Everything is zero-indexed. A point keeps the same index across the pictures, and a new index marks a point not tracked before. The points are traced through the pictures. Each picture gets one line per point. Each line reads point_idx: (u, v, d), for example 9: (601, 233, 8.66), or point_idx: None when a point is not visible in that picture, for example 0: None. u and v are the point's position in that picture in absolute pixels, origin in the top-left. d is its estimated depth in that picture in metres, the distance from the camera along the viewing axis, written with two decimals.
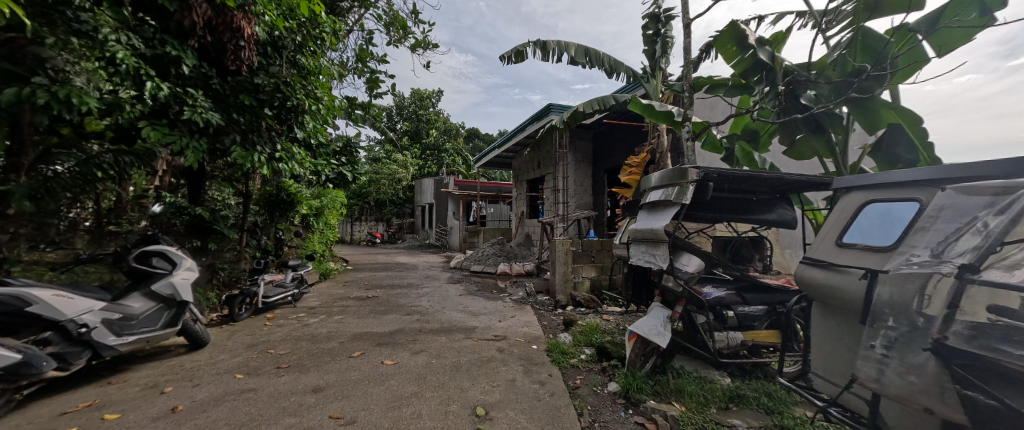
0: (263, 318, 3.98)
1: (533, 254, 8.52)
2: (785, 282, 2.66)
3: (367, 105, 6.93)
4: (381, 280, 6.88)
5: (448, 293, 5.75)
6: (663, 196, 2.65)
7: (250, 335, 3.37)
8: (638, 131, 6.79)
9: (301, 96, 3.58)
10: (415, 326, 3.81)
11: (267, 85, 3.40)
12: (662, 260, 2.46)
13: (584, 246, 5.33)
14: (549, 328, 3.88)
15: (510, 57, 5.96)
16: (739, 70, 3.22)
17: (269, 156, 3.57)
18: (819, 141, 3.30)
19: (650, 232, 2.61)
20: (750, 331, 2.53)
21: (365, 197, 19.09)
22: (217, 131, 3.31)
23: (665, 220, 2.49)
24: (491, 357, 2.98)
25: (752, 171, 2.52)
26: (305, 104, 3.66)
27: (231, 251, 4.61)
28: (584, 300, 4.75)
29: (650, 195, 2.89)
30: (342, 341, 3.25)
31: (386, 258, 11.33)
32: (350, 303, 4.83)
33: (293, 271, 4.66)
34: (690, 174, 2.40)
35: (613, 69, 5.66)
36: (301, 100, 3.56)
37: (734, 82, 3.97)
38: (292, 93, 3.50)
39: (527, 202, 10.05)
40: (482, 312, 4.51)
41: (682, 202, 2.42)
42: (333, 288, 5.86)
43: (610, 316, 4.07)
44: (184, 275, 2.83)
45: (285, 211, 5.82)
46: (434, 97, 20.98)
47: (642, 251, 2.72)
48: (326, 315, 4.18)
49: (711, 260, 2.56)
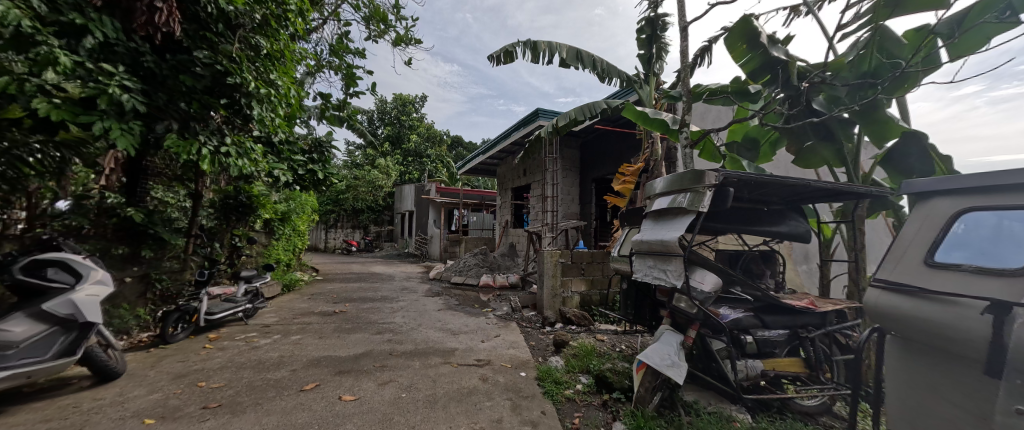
0: (204, 339, 3.40)
1: (518, 265, 8.11)
2: (809, 303, 2.33)
3: (343, 103, 6.45)
4: (353, 292, 6.32)
5: (426, 308, 5.26)
6: (673, 203, 2.32)
7: (181, 362, 2.82)
8: (628, 139, 6.56)
9: (249, 76, 3.02)
10: (385, 348, 3.33)
11: (208, 62, 2.89)
12: (675, 277, 2.10)
13: (573, 258, 4.98)
14: (537, 350, 3.47)
15: (497, 58, 5.66)
16: (748, 71, 2.94)
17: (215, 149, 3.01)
18: (827, 151, 2.98)
19: (660, 244, 2.25)
20: (770, 359, 2.20)
21: (342, 203, 18.28)
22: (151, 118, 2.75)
23: (679, 230, 2.13)
24: (473, 388, 2.54)
25: (778, 177, 2.15)
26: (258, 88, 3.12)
27: (172, 260, 4.06)
28: (575, 316, 4.37)
29: (656, 202, 2.57)
30: (294, 369, 2.75)
31: (362, 267, 10.69)
32: (313, 320, 4.28)
33: (247, 283, 4.09)
34: (708, 177, 2.08)
35: (606, 73, 5.40)
36: (253, 81, 3.00)
37: (734, 87, 3.72)
38: (235, 70, 2.92)
39: (512, 210, 9.67)
40: (463, 330, 4.06)
41: (699, 209, 2.08)
42: (297, 302, 5.27)
43: (605, 336, 3.70)
44: (91, 291, 2.31)
45: (245, 215, 5.23)
46: (418, 103, 20.52)
47: (648, 265, 2.38)
48: (282, 335, 3.63)
49: (728, 277, 2.21)
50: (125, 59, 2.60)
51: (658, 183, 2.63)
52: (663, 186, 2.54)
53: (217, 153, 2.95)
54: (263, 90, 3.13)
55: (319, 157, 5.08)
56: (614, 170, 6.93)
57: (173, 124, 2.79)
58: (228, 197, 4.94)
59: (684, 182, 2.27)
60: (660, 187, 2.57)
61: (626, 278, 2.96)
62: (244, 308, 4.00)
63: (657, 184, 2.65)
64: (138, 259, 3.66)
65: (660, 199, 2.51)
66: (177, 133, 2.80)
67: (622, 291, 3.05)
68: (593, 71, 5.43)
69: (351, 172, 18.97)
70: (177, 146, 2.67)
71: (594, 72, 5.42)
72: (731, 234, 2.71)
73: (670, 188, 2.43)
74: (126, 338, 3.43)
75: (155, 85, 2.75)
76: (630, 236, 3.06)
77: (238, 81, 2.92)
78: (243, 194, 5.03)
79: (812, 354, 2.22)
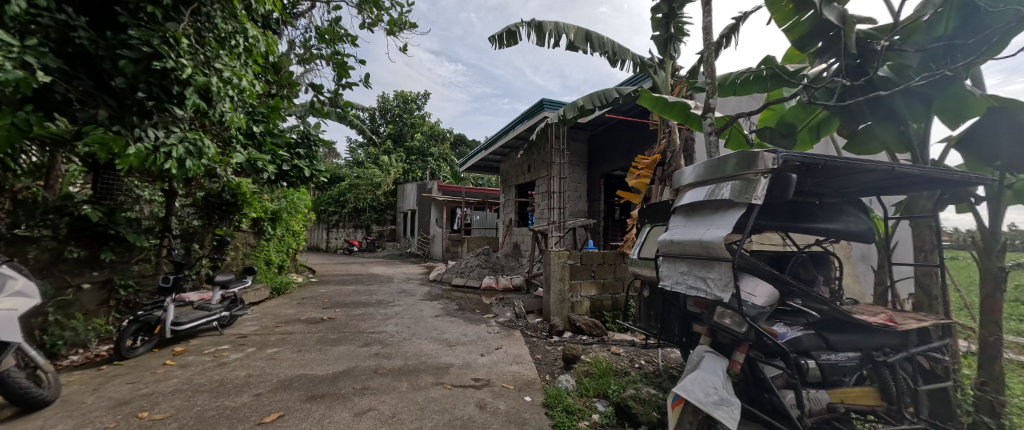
0: (169, 353, 3.02)
1: (522, 266, 7.69)
2: (886, 319, 1.86)
3: (336, 96, 6.05)
4: (347, 296, 5.94)
5: (423, 314, 4.87)
6: (710, 194, 1.90)
7: (131, 384, 2.43)
8: (641, 131, 6.11)
9: (185, 60, 2.61)
10: (371, 364, 2.93)
11: (139, 42, 2.54)
12: (717, 288, 1.68)
13: (582, 259, 4.56)
14: (544, 365, 3.06)
15: (499, 40, 5.26)
16: (794, 38, 2.47)
17: (154, 143, 2.67)
18: (886, 134, 2.53)
19: (699, 246, 1.79)
20: (837, 389, 1.75)
21: (344, 202, 18.03)
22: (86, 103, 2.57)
23: (726, 228, 1.67)
24: (467, 417, 2.12)
25: (855, 160, 1.64)
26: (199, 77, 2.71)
27: (143, 265, 3.70)
28: (586, 325, 3.93)
29: (687, 195, 2.14)
30: (259, 393, 2.34)
31: (362, 268, 10.36)
32: (298, 328, 3.90)
33: (222, 289, 3.71)
34: (762, 161, 1.63)
35: (617, 56, 4.96)
36: (188, 66, 2.57)
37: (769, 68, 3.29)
38: (166, 52, 2.52)
39: (516, 208, 9.23)
40: (462, 340, 3.65)
41: (750, 201, 1.64)
42: (284, 307, 4.90)
43: (620, 349, 3.28)
44: (7, 304, 1.92)
45: (228, 214, 4.89)
46: (420, 100, 20.17)
47: (679, 271, 1.95)
48: (257, 348, 3.24)
49: (785, 287, 1.76)
50: (50, 34, 2.36)
51: (689, 173, 2.19)
52: (696, 176, 2.10)
53: (154, 150, 2.61)
54: (205, 78, 2.69)
55: (306, 153, 4.65)
56: (625, 164, 6.46)
57: (101, 113, 2.55)
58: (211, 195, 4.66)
59: (727, 168, 1.84)
60: (693, 177, 2.14)
61: (651, 284, 2.53)
62: (219, 317, 3.63)
63: (687, 173, 2.22)
64: (99, 263, 3.29)
65: (694, 191, 2.08)
66: (102, 124, 2.55)
67: (644, 299, 2.63)
68: (603, 55, 4.99)
69: (353, 171, 18.69)
70: (97, 139, 2.38)
71: (605, 56, 4.98)
72: (779, 232, 2.26)
73: (708, 177, 1.99)
74: (82, 352, 3.09)
75: (84, 68, 2.55)
76: (654, 236, 2.62)
77: (168, 66, 2.51)
78: (227, 192, 4.69)
79: (893, 383, 1.75)
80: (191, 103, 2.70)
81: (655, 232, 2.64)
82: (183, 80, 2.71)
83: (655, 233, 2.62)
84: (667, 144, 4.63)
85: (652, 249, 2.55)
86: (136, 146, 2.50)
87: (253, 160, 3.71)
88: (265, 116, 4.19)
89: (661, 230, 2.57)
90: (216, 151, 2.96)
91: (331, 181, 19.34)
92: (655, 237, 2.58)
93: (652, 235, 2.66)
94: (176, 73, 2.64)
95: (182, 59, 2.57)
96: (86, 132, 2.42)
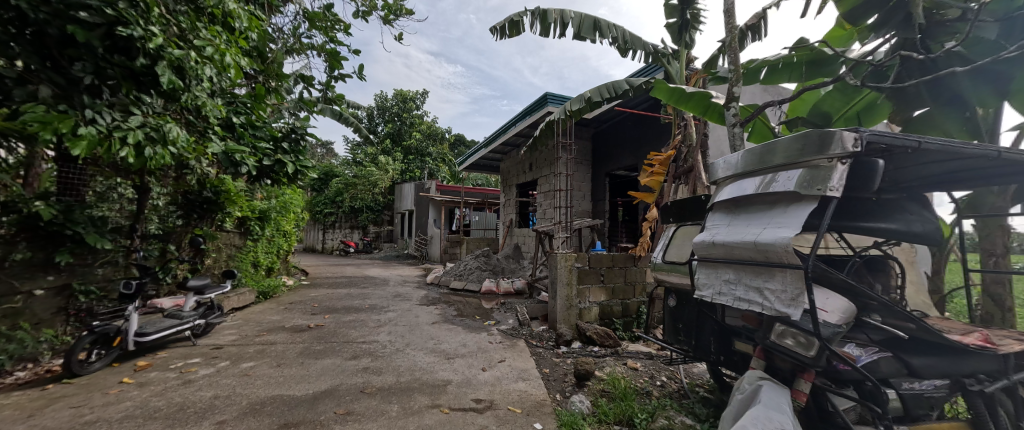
0: (128, 369, 2.67)
1: (523, 268, 7.35)
2: (979, 340, 1.54)
3: (329, 89, 5.71)
4: (338, 301, 5.59)
5: (419, 320, 4.53)
6: (765, 186, 1.56)
7: (72, 410, 2.08)
8: (651, 127, 5.79)
9: (156, 29, 2.30)
10: (358, 381, 2.58)
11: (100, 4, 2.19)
12: (779, 301, 1.36)
13: (591, 262, 4.24)
14: (554, 382, 2.73)
15: (501, 30, 4.94)
16: (845, 9, 2.20)
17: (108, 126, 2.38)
18: (949, 122, 2.23)
19: (754, 250, 1.46)
20: (922, 425, 1.40)
21: (341, 203, 17.68)
22: (23, 80, 2.29)
23: (792, 227, 1.33)
24: None
25: (957, 144, 1.31)
26: (172, 49, 2.42)
27: (107, 268, 3.37)
28: (597, 335, 3.57)
29: (729, 190, 1.82)
30: (223, 420, 2.00)
31: (356, 270, 9.98)
32: (280, 338, 3.55)
33: (196, 295, 3.36)
34: (840, 142, 1.30)
35: (628, 45, 4.64)
36: (160, 37, 2.27)
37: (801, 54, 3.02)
38: (131, 17, 2.20)
39: (517, 208, 8.89)
40: (460, 352, 3.32)
41: (825, 191, 1.30)
42: (268, 313, 4.54)
43: (638, 363, 2.95)
44: None
45: (209, 213, 4.55)
46: (419, 99, 19.84)
47: (724, 280, 1.62)
48: (231, 362, 2.90)
49: (866, 303, 1.43)
50: None
51: (728, 164, 1.86)
52: (739, 167, 1.77)
53: (108, 136, 2.32)
54: (179, 52, 2.38)
55: (292, 147, 4.29)
56: (633, 162, 6.13)
57: (42, 90, 2.29)
58: (190, 192, 4.32)
59: (785, 154, 1.51)
60: (734, 168, 1.81)
61: (680, 292, 2.20)
62: (192, 326, 3.28)
63: (725, 165, 1.88)
64: (54, 266, 2.95)
65: (739, 185, 1.74)
66: (45, 102, 2.28)
67: (669, 308, 2.32)
68: (613, 44, 4.67)
69: (350, 171, 18.28)
70: (40, 120, 2.06)
71: (615, 44, 4.67)
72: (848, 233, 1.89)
73: (757, 167, 1.65)
74: (31, 367, 2.73)
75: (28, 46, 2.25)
76: (682, 237, 2.29)
77: (136, 34, 2.19)
78: (208, 189, 4.36)
79: (993, 419, 1.41)
80: (163, 78, 2.38)
81: (682, 234, 2.32)
82: (153, 52, 2.39)
83: (684, 233, 2.30)
84: (682, 138, 4.33)
85: (681, 252, 2.23)
86: (88, 128, 2.21)
87: (229, 151, 3.39)
88: (248, 107, 3.88)
89: (691, 230, 2.24)
90: (184, 139, 2.63)
91: (327, 181, 18.91)
92: (685, 239, 2.26)
93: (679, 236, 2.34)
94: (145, 43, 2.33)
95: (151, 27, 2.26)
96: (25, 110, 2.11)
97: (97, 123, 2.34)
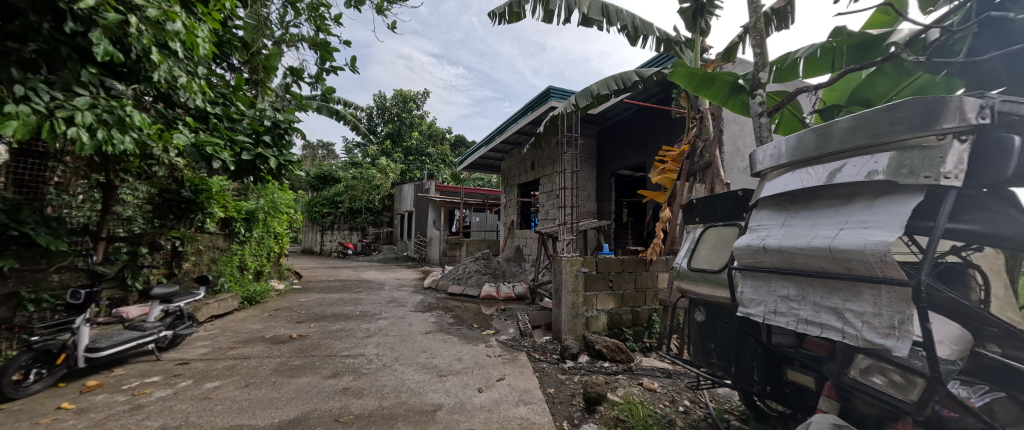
0: (72, 392, 2.33)
1: (525, 272, 7.01)
2: None
3: (318, 82, 5.38)
4: (328, 306, 5.26)
5: (411, 329, 4.19)
6: (834, 174, 1.21)
7: None
8: (661, 121, 5.46)
9: None
10: (334, 406, 2.24)
11: None
12: (868, 330, 1.02)
13: (599, 266, 3.90)
14: (561, 407, 2.38)
15: (500, 16, 4.64)
16: None
17: (47, 107, 2.00)
18: None
19: (831, 260, 1.10)
20: None
21: (339, 204, 17.37)
22: None
23: (888, 229, 0.98)
24: None
25: None
26: (108, 13, 2.03)
27: (66, 274, 3.05)
28: (606, 349, 3.17)
29: (778, 181, 1.46)
30: None
31: (352, 273, 9.65)
32: (256, 351, 3.22)
33: (163, 304, 3.05)
34: (957, 111, 0.94)
35: (637, 32, 4.33)
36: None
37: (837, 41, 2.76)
38: None
39: (518, 209, 8.55)
40: (454, 368, 2.97)
41: (938, 180, 0.95)
42: (249, 321, 4.21)
43: (655, 383, 2.60)
44: None
45: (188, 214, 4.24)
46: (419, 99, 19.59)
47: (784, 297, 1.27)
48: (194, 381, 2.56)
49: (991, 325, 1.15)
50: None
51: (773, 153, 1.51)
52: (791, 155, 1.42)
53: (53, 118, 1.92)
54: (114, 14, 1.97)
55: (275, 141, 3.99)
56: (642, 160, 5.80)
57: None
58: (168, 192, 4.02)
59: (860, 135, 1.17)
60: (783, 157, 1.46)
61: (711, 305, 1.86)
62: (156, 338, 2.96)
63: (769, 154, 1.54)
64: None
65: (792, 177, 1.39)
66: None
67: (696, 323, 1.98)
68: (622, 31, 4.34)
69: (349, 171, 17.99)
70: None
71: (624, 32, 4.34)
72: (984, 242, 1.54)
73: (816, 154, 1.31)
74: None
75: None
76: (714, 240, 1.93)
77: None
78: (186, 187, 4.05)
79: None
80: (98, 48, 2.01)
81: (714, 236, 1.95)
82: (85, 16, 2.04)
83: (716, 235, 1.93)
84: (698, 132, 3.99)
85: (713, 258, 1.86)
86: (21, 106, 1.83)
87: (198, 143, 3.11)
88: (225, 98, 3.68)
89: (726, 232, 1.87)
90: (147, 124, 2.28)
91: (326, 181, 18.63)
92: (718, 243, 1.89)
93: (710, 238, 1.97)
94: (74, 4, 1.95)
95: None
96: None
97: (32, 101, 1.96)
